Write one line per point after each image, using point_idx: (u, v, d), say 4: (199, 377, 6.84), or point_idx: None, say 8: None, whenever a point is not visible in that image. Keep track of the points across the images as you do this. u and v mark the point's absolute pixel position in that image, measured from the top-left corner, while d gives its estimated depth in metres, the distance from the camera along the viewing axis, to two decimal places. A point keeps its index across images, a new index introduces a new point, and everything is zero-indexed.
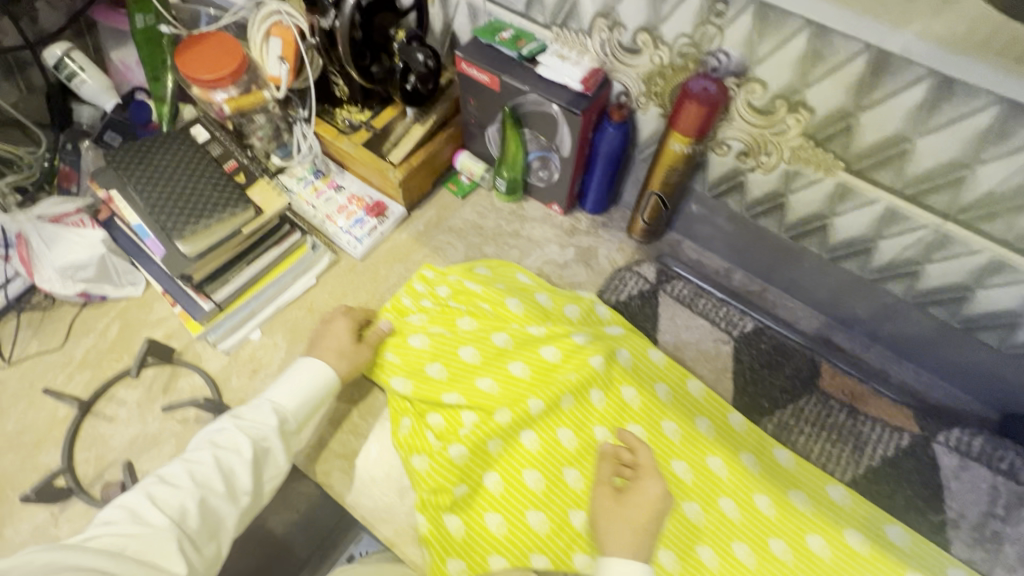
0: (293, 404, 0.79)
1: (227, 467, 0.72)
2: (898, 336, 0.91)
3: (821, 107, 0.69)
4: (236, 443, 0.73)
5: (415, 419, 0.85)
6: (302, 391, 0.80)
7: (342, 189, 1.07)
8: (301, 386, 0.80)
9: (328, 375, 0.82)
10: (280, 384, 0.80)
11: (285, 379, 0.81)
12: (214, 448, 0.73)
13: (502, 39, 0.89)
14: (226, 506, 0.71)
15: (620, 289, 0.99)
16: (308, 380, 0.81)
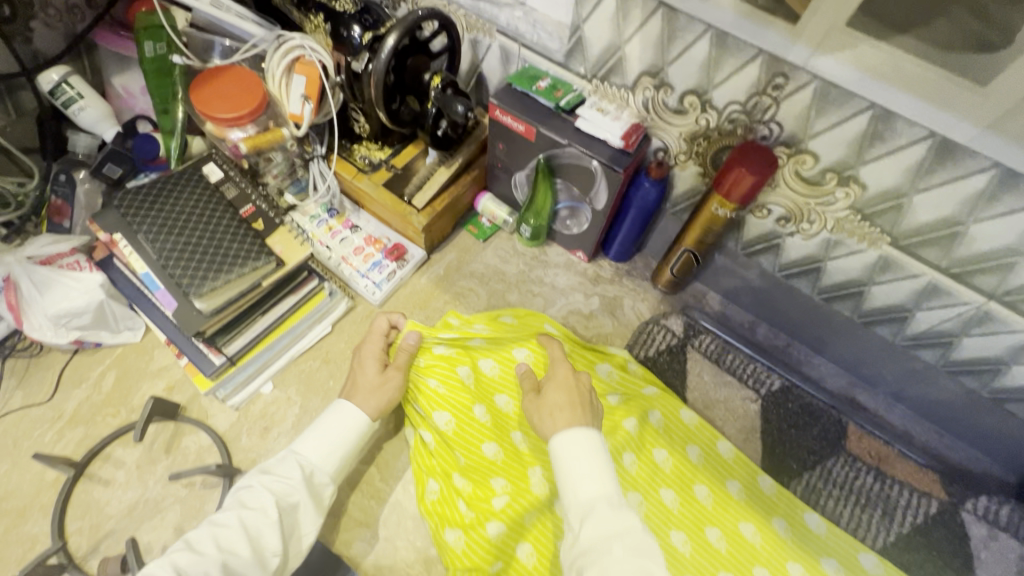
0: (319, 456, 0.73)
1: (254, 529, 0.63)
2: (922, 399, 0.92)
3: (873, 185, 0.69)
4: (262, 502, 0.66)
5: (443, 484, 0.82)
6: (330, 439, 0.74)
7: (359, 230, 1.02)
8: (330, 433, 0.74)
9: (360, 419, 0.76)
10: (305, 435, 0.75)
11: (313, 429, 0.75)
12: (239, 509, 0.65)
13: (539, 88, 0.86)
14: (254, 572, 0.61)
15: (649, 344, 0.98)
16: (339, 427, 0.75)
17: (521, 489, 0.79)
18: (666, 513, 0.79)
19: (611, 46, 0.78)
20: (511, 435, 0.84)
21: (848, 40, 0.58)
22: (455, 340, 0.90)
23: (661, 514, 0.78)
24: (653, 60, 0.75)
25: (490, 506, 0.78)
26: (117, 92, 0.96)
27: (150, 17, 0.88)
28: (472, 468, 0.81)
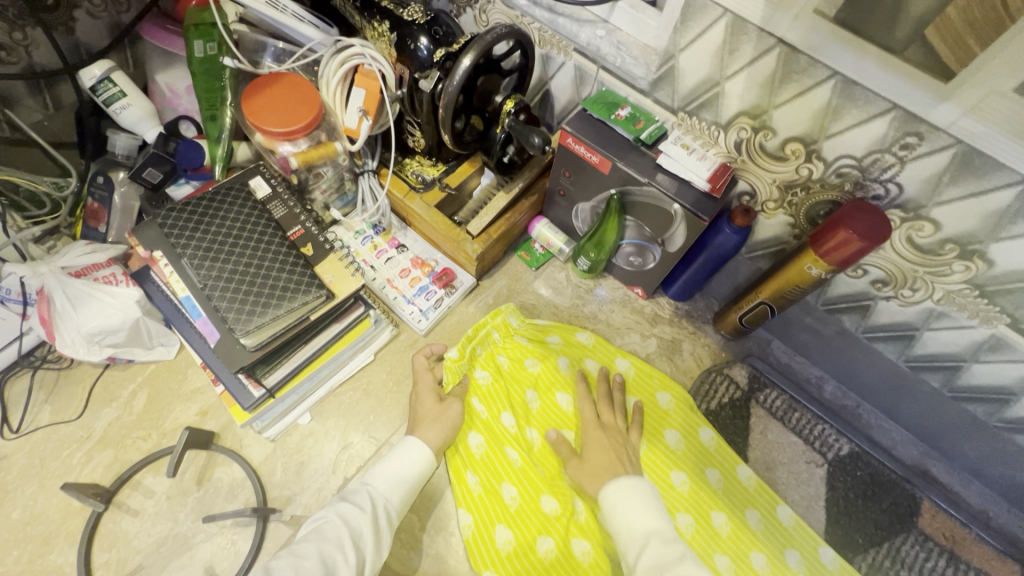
0: (391, 491, 0.70)
1: (331, 564, 0.59)
2: (1006, 480, 0.85)
3: (1002, 262, 0.61)
4: (339, 533, 0.62)
5: (477, 514, 0.80)
6: (399, 475, 0.72)
7: (405, 250, 0.96)
8: (402, 467, 0.72)
9: (420, 452, 0.74)
10: (376, 467, 0.72)
11: (380, 461, 0.73)
12: (318, 541, 0.61)
13: (618, 117, 0.79)
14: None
15: (711, 396, 0.91)
16: (407, 464, 0.72)
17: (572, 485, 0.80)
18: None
19: (708, 80, 0.70)
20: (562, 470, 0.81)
21: (1013, 109, 0.50)
22: (533, 333, 0.92)
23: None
24: (757, 100, 0.67)
25: (539, 502, 0.79)
26: (160, 89, 0.88)
27: (202, 12, 0.80)
28: (521, 481, 0.81)
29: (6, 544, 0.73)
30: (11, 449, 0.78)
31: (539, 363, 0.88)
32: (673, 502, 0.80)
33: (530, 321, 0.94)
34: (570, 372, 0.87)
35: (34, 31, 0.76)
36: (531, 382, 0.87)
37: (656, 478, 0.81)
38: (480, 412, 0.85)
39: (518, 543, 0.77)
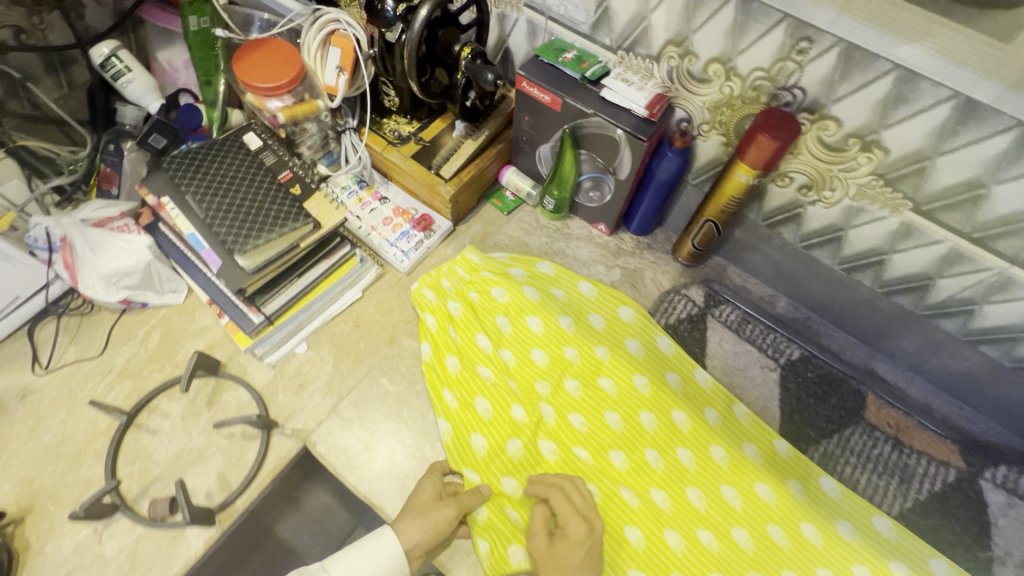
0: None
1: None
2: (944, 371, 0.92)
3: (896, 148, 0.70)
4: None
5: (454, 424, 0.86)
6: (362, 573, 0.71)
7: (387, 201, 1.05)
8: (364, 571, 0.71)
9: (393, 558, 0.72)
10: (341, 556, 0.72)
11: (350, 549, 0.73)
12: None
13: (565, 60, 0.89)
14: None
15: (669, 312, 1.00)
16: (373, 567, 0.71)
17: (540, 396, 0.89)
18: (646, 470, 0.85)
19: (637, 16, 0.80)
20: (533, 383, 0.90)
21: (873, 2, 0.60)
22: (496, 267, 1.00)
23: (642, 473, 0.84)
24: (678, 28, 0.77)
25: (509, 411, 0.87)
26: (161, 65, 1.01)
27: None
28: (493, 394, 0.88)
29: (41, 461, 0.82)
30: (43, 384, 0.88)
31: (506, 292, 0.96)
32: (635, 401, 0.89)
33: (492, 256, 1.02)
34: (537, 299, 0.95)
35: (53, 16, 0.87)
36: (502, 309, 0.95)
37: (619, 381, 0.90)
38: (453, 338, 0.93)
39: (490, 446, 0.84)
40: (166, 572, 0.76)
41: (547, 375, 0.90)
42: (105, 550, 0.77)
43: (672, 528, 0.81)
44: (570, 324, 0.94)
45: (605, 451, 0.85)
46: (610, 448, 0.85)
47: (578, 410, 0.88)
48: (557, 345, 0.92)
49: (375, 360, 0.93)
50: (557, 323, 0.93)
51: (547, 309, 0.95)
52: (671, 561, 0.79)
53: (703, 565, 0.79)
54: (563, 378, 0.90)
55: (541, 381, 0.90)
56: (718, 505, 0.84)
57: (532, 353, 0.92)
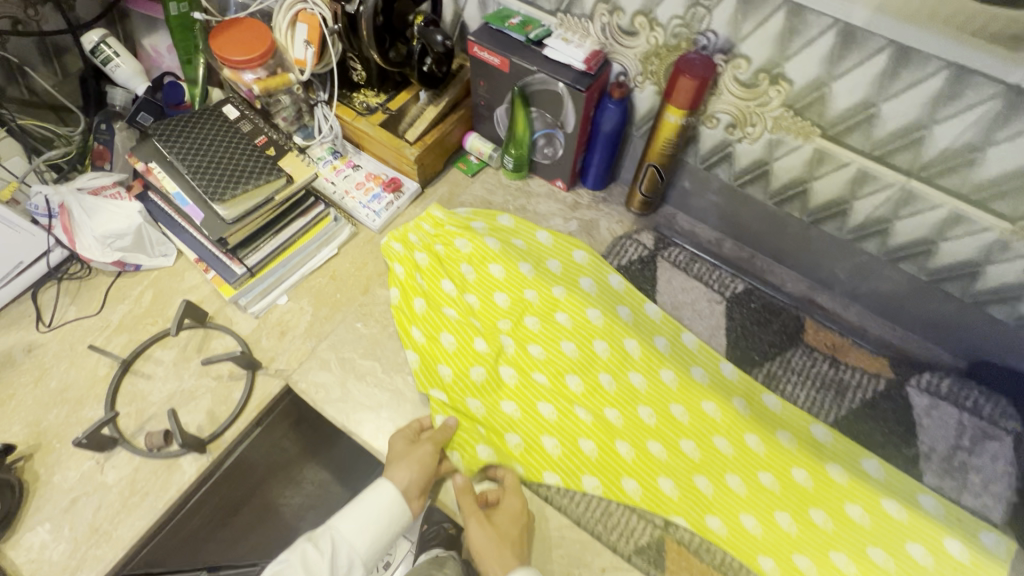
0: (356, 538, 0.77)
1: None
2: (875, 294, 1.00)
3: (799, 78, 0.79)
4: None
5: (422, 356, 0.95)
6: (366, 523, 0.78)
7: (359, 168, 1.14)
8: (368, 522, 0.78)
9: (392, 496, 0.80)
10: (345, 512, 0.79)
11: (351, 505, 0.80)
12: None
13: (511, 25, 0.98)
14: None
15: (622, 255, 1.08)
16: (375, 516, 0.79)
17: (500, 331, 0.96)
18: (600, 391, 0.92)
19: None
20: (496, 320, 0.97)
21: None
22: (459, 221, 1.07)
23: (596, 394, 0.92)
24: None
25: (471, 344, 0.95)
26: (146, 51, 1.11)
27: None
28: (457, 330, 0.97)
29: (47, 405, 0.90)
30: (46, 339, 0.96)
31: (469, 243, 1.04)
32: (589, 332, 0.96)
33: (456, 211, 1.10)
34: (498, 248, 1.03)
35: (48, 7, 0.97)
36: (466, 258, 1.03)
37: (574, 314, 0.98)
38: (421, 284, 1.01)
39: (454, 374, 0.93)
40: (161, 496, 0.83)
41: (509, 313, 0.98)
42: (107, 478, 0.84)
43: (624, 440, 0.88)
44: (530, 270, 1.01)
45: (562, 376, 0.93)
46: (566, 372, 0.93)
47: (537, 341, 0.96)
48: (517, 287, 1.00)
49: (350, 307, 1.01)
50: (516, 269, 1.01)
51: (508, 256, 1.03)
52: (622, 468, 0.86)
53: (652, 471, 0.86)
54: (524, 315, 0.98)
55: (502, 318, 0.98)
56: (667, 420, 0.90)
57: (495, 295, 1.00)
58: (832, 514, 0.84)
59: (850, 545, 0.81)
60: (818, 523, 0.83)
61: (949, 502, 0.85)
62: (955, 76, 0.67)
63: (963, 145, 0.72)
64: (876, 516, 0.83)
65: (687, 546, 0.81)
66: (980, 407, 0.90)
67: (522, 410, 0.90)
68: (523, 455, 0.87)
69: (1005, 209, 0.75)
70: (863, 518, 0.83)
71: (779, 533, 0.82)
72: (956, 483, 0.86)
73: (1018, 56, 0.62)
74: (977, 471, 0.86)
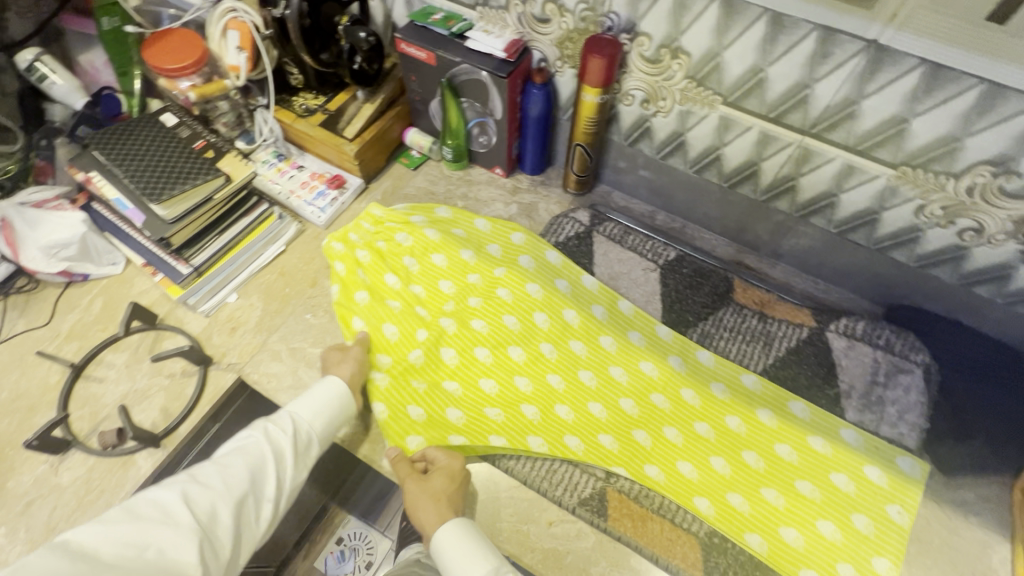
0: (313, 420, 0.85)
1: (256, 473, 0.76)
2: (795, 250, 1.07)
3: (695, 50, 0.85)
4: (262, 449, 0.78)
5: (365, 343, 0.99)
6: (322, 410, 0.86)
7: (304, 168, 1.17)
8: (320, 404, 0.86)
9: (343, 393, 0.89)
10: (299, 401, 0.87)
11: (304, 396, 0.87)
12: (242, 455, 0.77)
13: (434, 20, 1.03)
14: (249, 512, 0.74)
15: (559, 232, 1.13)
16: (326, 400, 0.87)
17: (441, 315, 1.01)
18: (541, 359, 0.97)
19: None
20: (440, 304, 1.02)
21: None
22: (398, 216, 1.12)
23: (538, 362, 0.97)
24: None
25: (413, 329, 0.99)
26: (83, 67, 1.13)
27: None
28: (401, 318, 1.01)
29: None
30: None
31: (409, 236, 1.09)
32: (528, 306, 1.02)
33: (394, 207, 1.15)
34: (438, 239, 1.08)
35: None
36: (408, 251, 1.08)
37: (514, 289, 1.03)
38: (364, 278, 1.05)
39: (395, 361, 0.97)
40: (117, 492, 0.85)
41: (453, 297, 1.03)
42: (61, 480, 0.86)
43: (564, 403, 0.93)
44: (471, 256, 1.07)
45: (504, 347, 0.98)
46: (508, 343, 0.98)
47: (480, 318, 1.01)
48: (460, 273, 1.05)
49: (300, 300, 1.04)
50: (457, 257, 1.07)
51: (448, 245, 1.08)
52: (564, 428, 0.91)
53: (593, 430, 0.91)
54: (467, 297, 1.03)
55: (446, 301, 1.03)
56: (607, 381, 0.96)
57: (439, 283, 1.05)
58: (763, 454, 0.90)
59: (779, 481, 0.87)
60: (750, 463, 0.89)
61: (869, 433, 0.91)
62: (823, 37, 0.73)
63: (842, 100, 0.79)
64: (803, 452, 0.89)
65: (628, 495, 0.87)
66: (892, 345, 0.96)
67: (463, 387, 0.95)
68: (466, 426, 0.91)
69: (888, 156, 0.82)
70: (791, 455, 0.89)
71: (714, 475, 0.88)
72: (874, 416, 0.92)
73: (870, 13, 0.68)
74: (893, 404, 0.93)
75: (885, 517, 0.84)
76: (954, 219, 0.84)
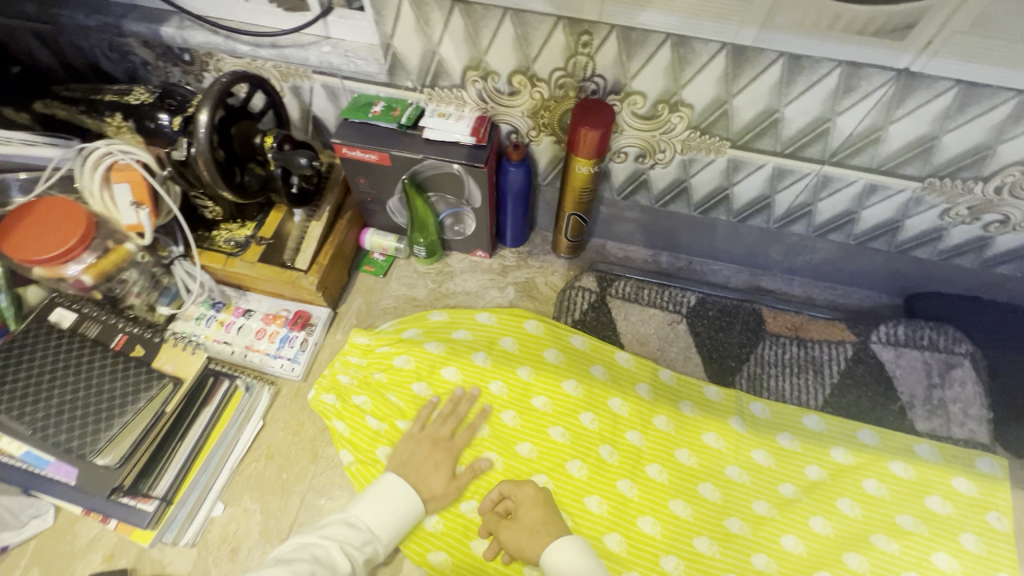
0: (383, 533, 0.75)
1: None
2: (810, 264, 1.03)
3: (698, 101, 0.75)
4: (331, 561, 0.69)
5: None
6: (395, 517, 0.76)
7: (252, 313, 0.96)
8: (392, 507, 0.76)
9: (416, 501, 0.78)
10: (369, 499, 0.77)
11: (372, 494, 0.78)
12: (311, 563, 0.68)
13: (376, 113, 0.85)
14: None
15: (571, 308, 1.01)
16: (397, 498, 0.77)
17: (479, 450, 0.86)
18: (604, 468, 0.86)
19: (426, 53, 0.80)
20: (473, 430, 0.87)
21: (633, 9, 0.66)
22: (388, 338, 0.95)
23: (602, 472, 0.86)
24: (469, 53, 0.78)
25: None
26: None
27: None
28: None
29: None
30: None
31: (409, 358, 0.92)
32: (569, 406, 0.89)
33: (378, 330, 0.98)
34: (442, 352, 0.92)
35: None
36: (413, 376, 0.90)
37: (551, 393, 0.90)
38: (374, 427, 0.87)
39: (451, 525, 0.82)
40: None
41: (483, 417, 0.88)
42: None
43: (645, 515, 0.83)
44: (485, 360, 0.92)
45: (560, 465, 0.86)
46: (564, 460, 0.86)
47: (523, 438, 0.87)
48: (479, 383, 0.90)
49: (306, 484, 0.85)
50: (471, 368, 0.91)
51: (458, 357, 0.92)
52: (656, 547, 0.81)
53: (684, 535, 0.82)
54: (499, 412, 0.89)
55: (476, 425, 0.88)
56: (677, 470, 0.87)
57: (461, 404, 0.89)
58: (856, 498, 0.85)
59: (882, 523, 0.83)
60: (848, 513, 0.84)
61: (941, 442, 0.89)
62: (848, 71, 0.67)
63: (867, 127, 0.73)
64: (891, 484, 0.86)
65: None
66: (936, 342, 0.95)
67: None
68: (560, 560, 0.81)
69: (913, 172, 0.78)
70: (881, 489, 0.85)
71: (820, 539, 0.82)
72: (942, 421, 0.91)
73: (901, 43, 0.62)
74: (955, 403, 0.91)
75: (988, 528, 0.82)
76: (980, 215, 0.83)
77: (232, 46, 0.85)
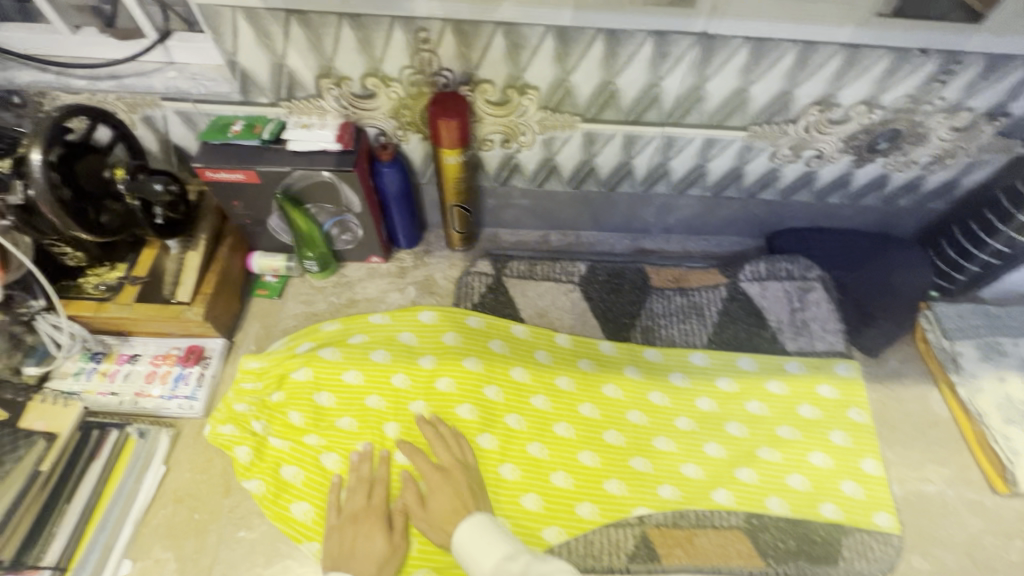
0: None
1: None
2: (681, 221, 1.13)
3: (541, 83, 0.82)
4: None
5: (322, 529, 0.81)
6: None
7: (139, 357, 0.91)
8: None
9: None
10: None
11: None
12: None
13: (235, 133, 0.84)
14: None
15: (470, 295, 1.05)
16: None
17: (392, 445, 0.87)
18: (513, 436, 0.90)
19: (274, 66, 0.81)
20: (383, 427, 0.88)
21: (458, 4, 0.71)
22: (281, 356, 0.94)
23: (512, 440, 0.89)
24: (318, 61, 0.80)
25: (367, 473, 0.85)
26: None
27: None
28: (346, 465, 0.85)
29: None
30: None
31: (306, 370, 0.91)
32: (473, 386, 0.92)
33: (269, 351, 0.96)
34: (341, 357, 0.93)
35: None
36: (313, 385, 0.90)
37: (454, 372, 0.93)
38: (280, 447, 0.86)
39: None
40: None
41: (391, 411, 0.89)
42: None
43: (558, 471, 0.88)
44: (384, 356, 0.94)
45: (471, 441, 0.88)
46: (474, 433, 0.89)
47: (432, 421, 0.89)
48: (382, 380, 0.91)
49: (221, 520, 0.82)
50: (371, 369, 0.92)
51: (359, 360, 0.93)
52: (570, 498, 0.86)
53: (595, 481, 0.87)
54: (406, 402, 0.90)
55: (384, 420, 0.89)
56: (583, 425, 0.92)
57: (367, 402, 0.90)
58: (742, 419, 0.94)
59: (764, 436, 0.92)
60: (736, 434, 0.92)
61: (807, 356, 1.01)
62: (657, 40, 0.75)
63: (688, 87, 0.82)
64: (769, 401, 0.96)
65: (666, 524, 0.85)
66: (793, 272, 1.07)
67: None
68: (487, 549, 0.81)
69: (738, 122, 0.88)
70: (763, 408, 0.95)
71: (715, 461, 0.90)
72: (808, 337, 1.03)
73: (691, 10, 0.71)
74: (815, 321, 1.04)
75: (852, 423, 0.94)
76: (800, 153, 0.95)
77: (66, 83, 0.82)
